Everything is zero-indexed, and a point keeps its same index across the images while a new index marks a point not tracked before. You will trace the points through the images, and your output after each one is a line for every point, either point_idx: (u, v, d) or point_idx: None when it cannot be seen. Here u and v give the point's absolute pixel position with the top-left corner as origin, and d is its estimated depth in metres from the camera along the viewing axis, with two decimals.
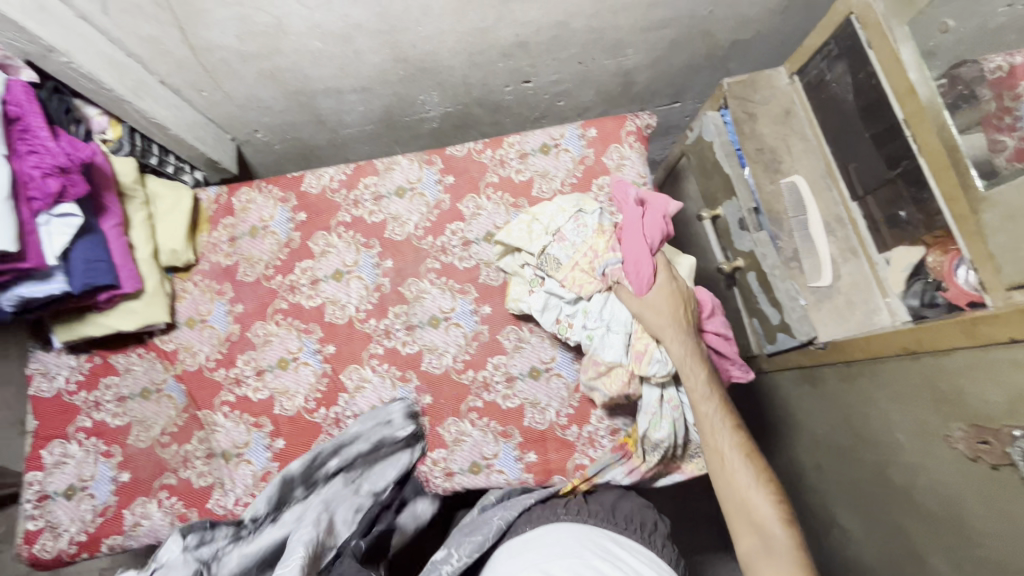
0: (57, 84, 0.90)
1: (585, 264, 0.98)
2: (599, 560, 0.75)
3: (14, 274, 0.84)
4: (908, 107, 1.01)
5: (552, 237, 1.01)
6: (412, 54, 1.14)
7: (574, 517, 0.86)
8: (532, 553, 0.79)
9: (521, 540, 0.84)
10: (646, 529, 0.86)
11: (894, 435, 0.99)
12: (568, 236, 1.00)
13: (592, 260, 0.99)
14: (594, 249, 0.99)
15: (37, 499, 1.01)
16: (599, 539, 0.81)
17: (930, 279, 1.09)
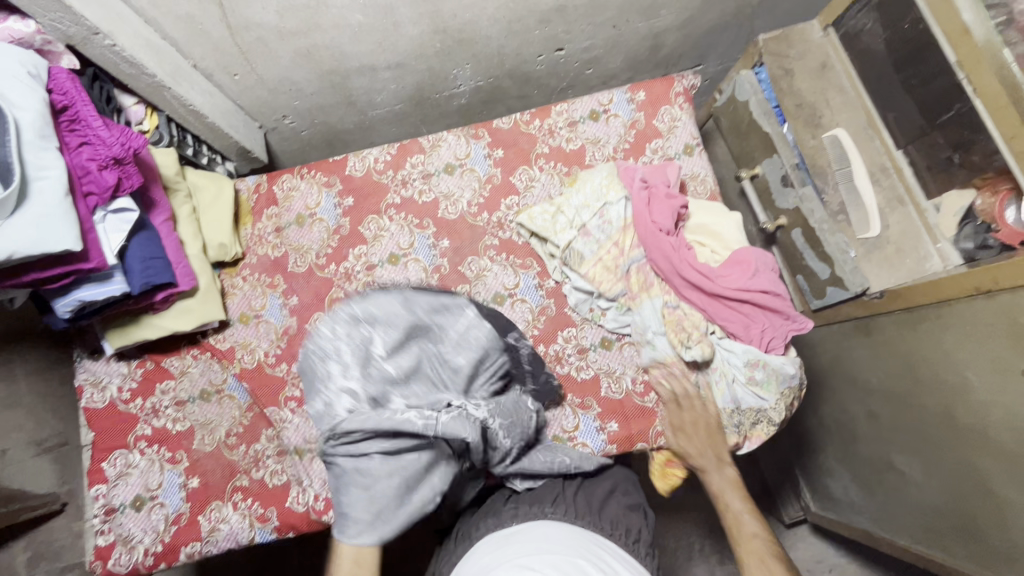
0: (96, 70, 0.85)
1: (608, 261, 1.02)
2: (586, 561, 0.68)
3: (74, 277, 0.79)
4: (961, 48, 1.02)
5: (577, 231, 1.02)
6: (450, 24, 1.10)
7: (564, 517, 0.79)
8: (511, 547, 0.71)
9: (505, 532, 0.77)
10: (631, 539, 0.79)
11: (965, 375, 1.02)
12: (593, 231, 1.02)
13: (617, 256, 1.02)
14: (618, 244, 1.02)
15: (105, 513, 0.97)
16: (585, 541, 0.74)
17: (981, 223, 1.10)
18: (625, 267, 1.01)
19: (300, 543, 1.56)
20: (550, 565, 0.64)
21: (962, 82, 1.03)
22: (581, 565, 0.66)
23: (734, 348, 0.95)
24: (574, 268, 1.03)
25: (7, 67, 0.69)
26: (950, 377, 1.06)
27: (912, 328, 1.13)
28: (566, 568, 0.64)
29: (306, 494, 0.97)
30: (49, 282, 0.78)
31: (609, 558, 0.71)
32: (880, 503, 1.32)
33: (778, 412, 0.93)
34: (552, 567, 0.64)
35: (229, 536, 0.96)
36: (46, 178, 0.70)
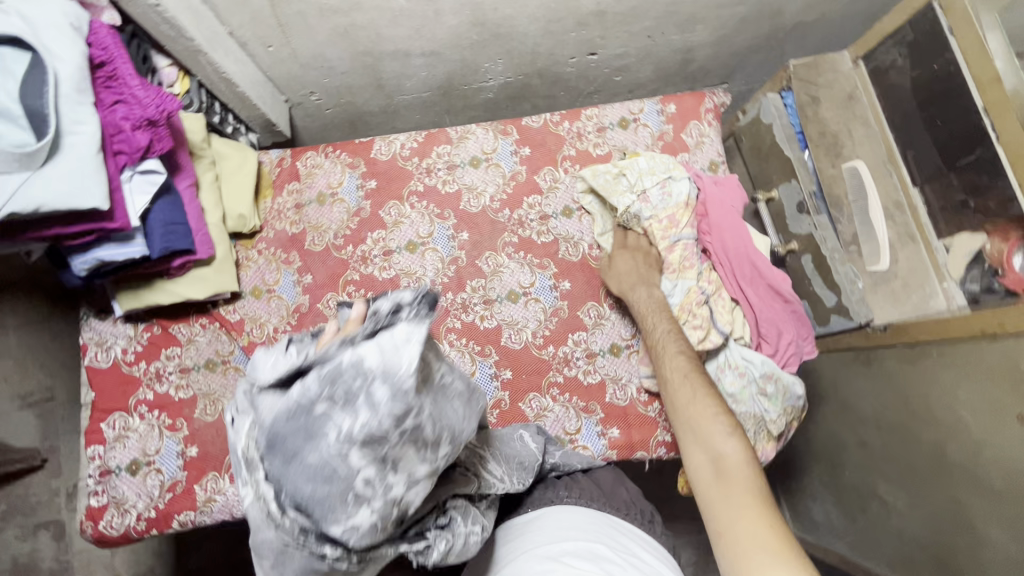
0: (135, 29, 0.86)
1: (658, 230, 1.02)
2: (604, 545, 0.72)
3: (96, 235, 0.78)
4: (990, 95, 1.04)
5: (626, 204, 1.03)
6: (490, 18, 1.10)
7: (578, 501, 0.84)
8: (532, 537, 0.75)
9: (523, 521, 0.81)
10: (645, 518, 0.90)
11: (959, 413, 1.06)
12: (644, 207, 1.03)
13: (668, 228, 1.02)
14: (666, 222, 1.02)
15: (100, 474, 0.96)
16: (601, 523, 0.79)
17: (988, 266, 1.12)
18: (673, 239, 1.02)
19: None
20: (576, 555, 0.68)
21: (987, 127, 1.05)
22: (602, 552, 0.71)
23: (753, 359, 0.98)
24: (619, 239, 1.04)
25: (50, 17, 0.68)
26: (945, 414, 1.09)
27: (912, 363, 1.16)
28: (590, 558, 0.68)
29: None
30: (70, 238, 0.77)
31: (628, 542, 0.76)
32: (861, 530, 1.35)
33: (778, 426, 0.97)
34: (577, 557, 0.68)
35: (224, 507, 0.96)
36: (80, 133, 0.69)
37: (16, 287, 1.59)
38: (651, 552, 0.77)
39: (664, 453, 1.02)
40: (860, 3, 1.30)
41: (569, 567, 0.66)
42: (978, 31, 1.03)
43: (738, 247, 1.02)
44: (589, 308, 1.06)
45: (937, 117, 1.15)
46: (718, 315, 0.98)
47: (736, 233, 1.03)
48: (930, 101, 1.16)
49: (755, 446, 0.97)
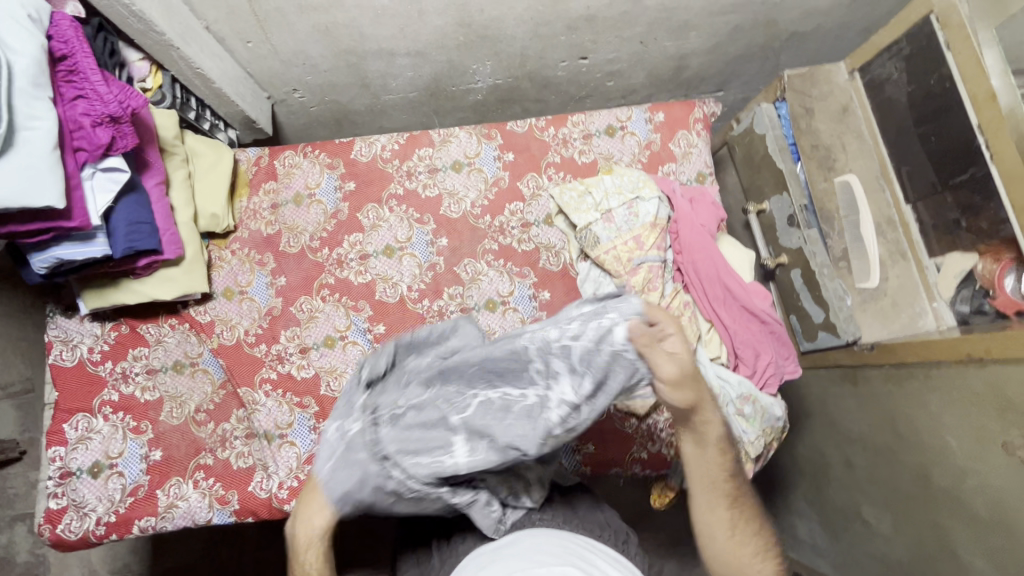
0: (102, 20, 0.82)
1: (622, 253, 0.97)
2: (582, 566, 0.62)
3: (54, 234, 0.75)
4: (985, 113, 1.01)
5: (600, 216, 0.99)
6: (477, 19, 1.07)
7: (551, 521, 0.76)
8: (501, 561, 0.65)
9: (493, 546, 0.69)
10: (618, 541, 0.80)
11: (944, 438, 1.03)
12: (616, 220, 0.98)
13: (633, 250, 0.97)
14: (638, 239, 0.97)
15: (59, 476, 0.94)
16: (578, 546, 0.68)
17: (979, 287, 1.11)
18: (638, 262, 0.96)
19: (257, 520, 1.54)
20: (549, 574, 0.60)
21: (981, 146, 1.03)
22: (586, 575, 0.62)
23: (729, 378, 0.94)
24: (588, 251, 1.00)
25: (6, 8, 0.65)
26: (930, 438, 1.06)
27: (897, 385, 1.13)
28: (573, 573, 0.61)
29: (271, 480, 0.95)
30: (27, 236, 0.74)
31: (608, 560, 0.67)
32: (846, 550, 1.33)
33: (756, 448, 0.94)
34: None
35: (187, 514, 0.93)
36: (36, 128, 0.67)
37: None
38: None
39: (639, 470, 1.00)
40: (858, 14, 1.28)
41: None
42: (976, 47, 1.01)
43: (710, 269, 0.97)
44: None
45: (931, 134, 1.12)
46: None
47: (705, 252, 0.97)
48: (925, 118, 1.13)
49: None
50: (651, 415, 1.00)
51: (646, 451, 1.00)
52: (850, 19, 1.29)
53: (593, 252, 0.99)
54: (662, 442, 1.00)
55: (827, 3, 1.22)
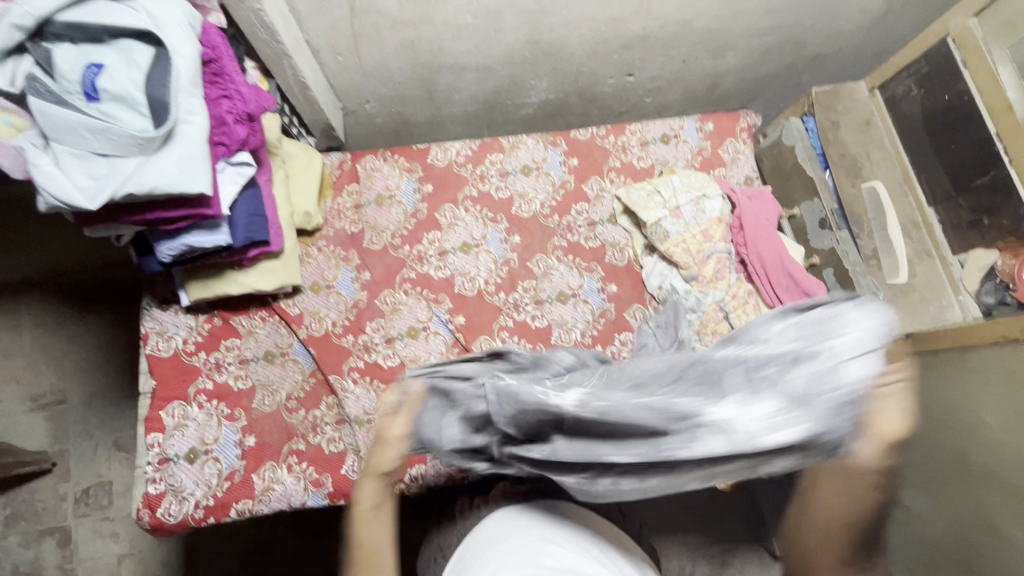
0: (236, 30, 0.92)
1: (691, 246, 1.07)
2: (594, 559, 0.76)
3: (189, 221, 0.82)
4: (1002, 122, 1.13)
5: (669, 212, 1.09)
6: (545, 37, 1.17)
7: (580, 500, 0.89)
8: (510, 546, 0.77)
9: (507, 516, 0.84)
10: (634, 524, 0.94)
11: (982, 417, 1.12)
12: (685, 216, 1.08)
13: (702, 243, 1.08)
14: (706, 233, 1.08)
15: (157, 462, 0.96)
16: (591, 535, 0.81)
17: (1000, 281, 1.21)
18: (707, 253, 1.07)
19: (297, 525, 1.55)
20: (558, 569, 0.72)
21: (999, 152, 1.15)
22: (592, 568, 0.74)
23: None
24: (657, 245, 1.09)
25: (171, 15, 0.72)
26: (968, 419, 1.15)
27: (934, 370, 1.23)
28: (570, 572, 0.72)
29: (363, 463, 1.00)
30: (168, 222, 0.80)
31: (616, 555, 0.78)
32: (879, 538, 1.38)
33: None
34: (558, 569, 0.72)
35: (283, 497, 0.97)
36: (192, 122, 0.73)
37: (38, 289, 1.65)
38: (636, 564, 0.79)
39: None
40: (875, 39, 1.41)
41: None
42: (992, 65, 1.14)
43: (774, 259, 1.04)
44: (635, 310, 1.11)
45: (950, 142, 1.25)
46: None
47: (770, 244, 1.05)
48: (944, 128, 1.25)
49: None
50: None
51: None
52: (868, 43, 1.43)
53: (664, 245, 1.07)
54: None
55: (849, 28, 1.36)
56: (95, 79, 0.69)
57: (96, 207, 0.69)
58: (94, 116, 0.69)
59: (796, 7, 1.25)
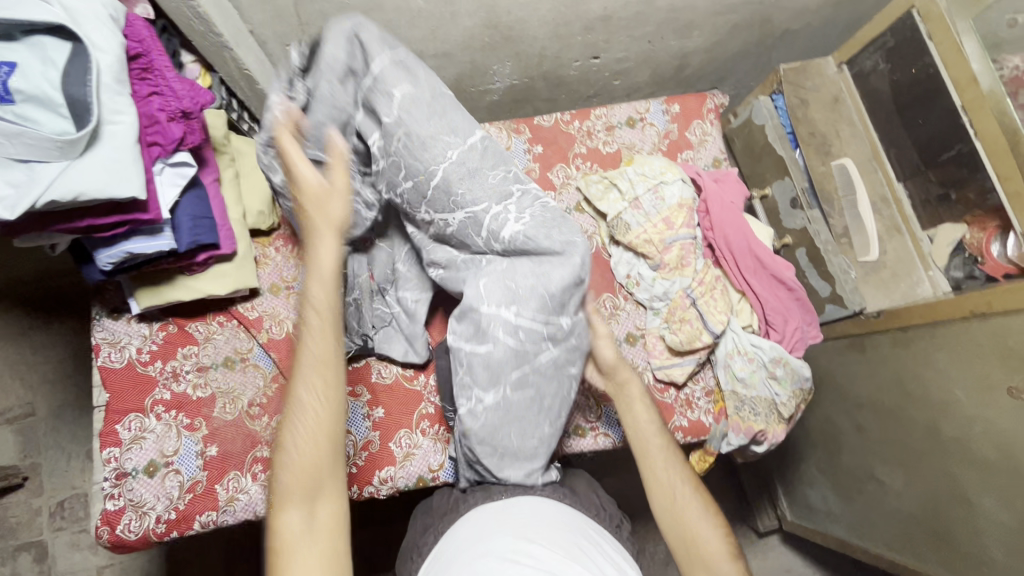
0: (166, 23, 0.92)
1: (654, 235, 1.05)
2: (578, 538, 0.76)
3: (126, 227, 0.78)
4: (967, 94, 1.12)
5: (628, 204, 1.06)
6: (503, 20, 1.13)
7: (550, 492, 0.86)
8: (502, 525, 0.76)
9: (493, 506, 0.83)
10: (611, 525, 0.87)
11: (951, 391, 1.12)
12: (645, 206, 1.05)
13: (664, 231, 1.05)
14: (669, 221, 1.05)
15: (115, 477, 0.93)
16: (573, 516, 0.81)
17: (968, 255, 1.22)
18: (670, 241, 1.04)
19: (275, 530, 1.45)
20: (551, 542, 0.72)
21: (965, 125, 1.13)
22: (584, 549, 0.74)
23: (760, 344, 1.01)
24: (620, 238, 1.06)
25: (91, 8, 0.68)
26: (938, 393, 1.15)
27: (905, 348, 1.22)
28: (563, 545, 0.72)
29: None
30: (101, 230, 0.76)
31: (598, 539, 0.78)
32: (858, 512, 1.40)
33: (788, 408, 1.01)
34: (550, 541, 0.72)
35: (248, 506, 0.95)
36: (120, 122, 0.69)
37: None
38: (619, 549, 0.79)
39: (682, 438, 1.03)
40: (842, 14, 1.39)
41: (551, 557, 0.69)
42: (957, 37, 1.13)
43: (741, 243, 1.04)
44: (605, 299, 1.07)
45: (918, 116, 1.24)
46: (709, 315, 1.01)
47: (737, 227, 1.04)
48: (911, 103, 1.24)
49: (769, 429, 1.01)
50: (688, 383, 1.06)
51: (686, 418, 1.04)
52: (835, 17, 1.40)
53: (625, 238, 1.05)
54: (700, 408, 1.05)
55: (816, 2, 1.33)
56: (5, 79, 0.64)
57: (15, 216, 0.65)
58: (9, 120, 0.64)
59: None
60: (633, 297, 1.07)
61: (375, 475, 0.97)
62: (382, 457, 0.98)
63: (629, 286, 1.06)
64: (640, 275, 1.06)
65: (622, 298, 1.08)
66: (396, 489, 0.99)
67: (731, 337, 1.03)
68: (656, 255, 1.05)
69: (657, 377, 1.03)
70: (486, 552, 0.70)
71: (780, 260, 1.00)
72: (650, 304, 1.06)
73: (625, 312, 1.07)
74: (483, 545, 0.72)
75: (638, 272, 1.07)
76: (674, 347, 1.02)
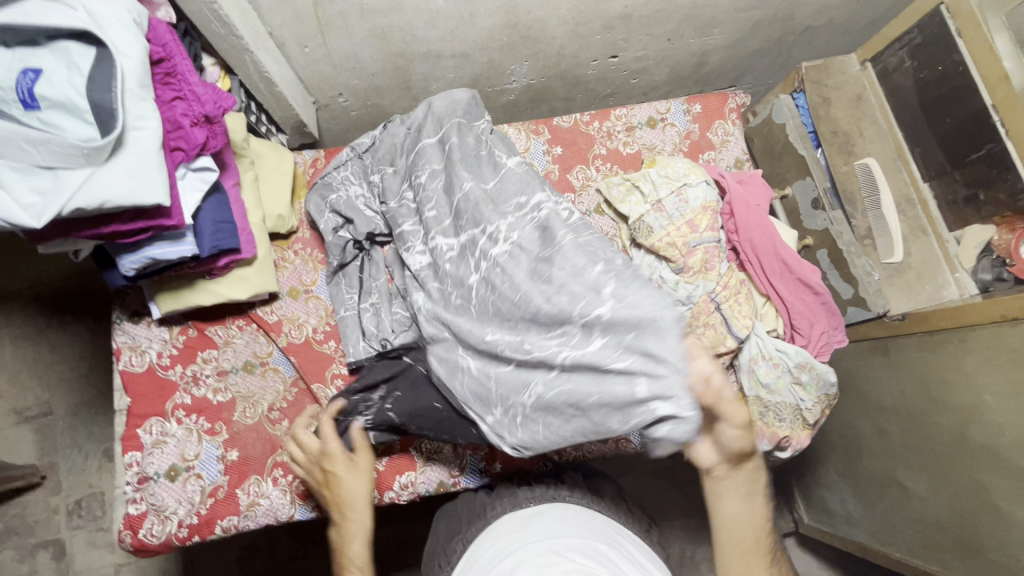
0: (188, 26, 0.89)
1: (677, 238, 1.02)
2: (606, 545, 0.73)
3: (150, 233, 0.77)
4: (999, 93, 1.09)
5: (650, 206, 1.04)
6: (522, 20, 1.12)
7: (581, 500, 0.86)
8: (532, 543, 0.73)
9: (522, 514, 0.82)
10: (643, 528, 0.89)
11: (981, 397, 1.09)
12: (668, 208, 1.03)
13: (688, 234, 1.03)
14: (692, 223, 1.03)
15: (137, 481, 0.93)
16: (601, 524, 0.80)
17: (997, 257, 1.19)
18: (694, 244, 1.02)
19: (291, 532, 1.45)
20: (580, 552, 0.69)
21: (995, 124, 1.11)
22: (614, 559, 0.70)
23: (785, 349, 0.99)
24: (641, 241, 1.05)
25: (115, 13, 0.67)
26: (966, 398, 1.13)
27: (931, 351, 1.20)
28: (594, 555, 0.69)
29: None
30: (124, 236, 0.76)
31: (631, 549, 0.75)
32: (879, 517, 1.38)
33: (813, 414, 0.99)
34: (580, 553, 0.69)
35: (269, 511, 0.94)
36: (143, 128, 0.68)
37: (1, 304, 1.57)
38: (652, 558, 0.77)
39: None
40: (865, 10, 1.36)
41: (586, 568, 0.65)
42: (987, 33, 1.10)
43: (767, 247, 1.02)
44: None
45: (945, 115, 1.21)
46: (733, 319, 1.00)
47: (762, 229, 1.02)
48: (938, 102, 1.22)
49: (793, 435, 1.00)
50: None
51: None
52: (859, 14, 1.37)
53: (648, 241, 1.03)
54: None
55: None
56: (31, 85, 0.63)
57: (41, 224, 0.64)
58: (34, 126, 0.64)
59: None
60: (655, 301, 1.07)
61: (396, 479, 0.99)
62: (403, 462, 1.00)
63: (650, 290, 1.06)
64: (662, 278, 1.04)
65: None
66: (417, 494, 0.99)
67: (755, 342, 1.01)
68: (680, 258, 1.02)
69: None
70: (516, 569, 0.67)
71: (807, 264, 0.98)
72: None
73: None
74: (513, 563, 0.69)
75: (660, 275, 1.05)
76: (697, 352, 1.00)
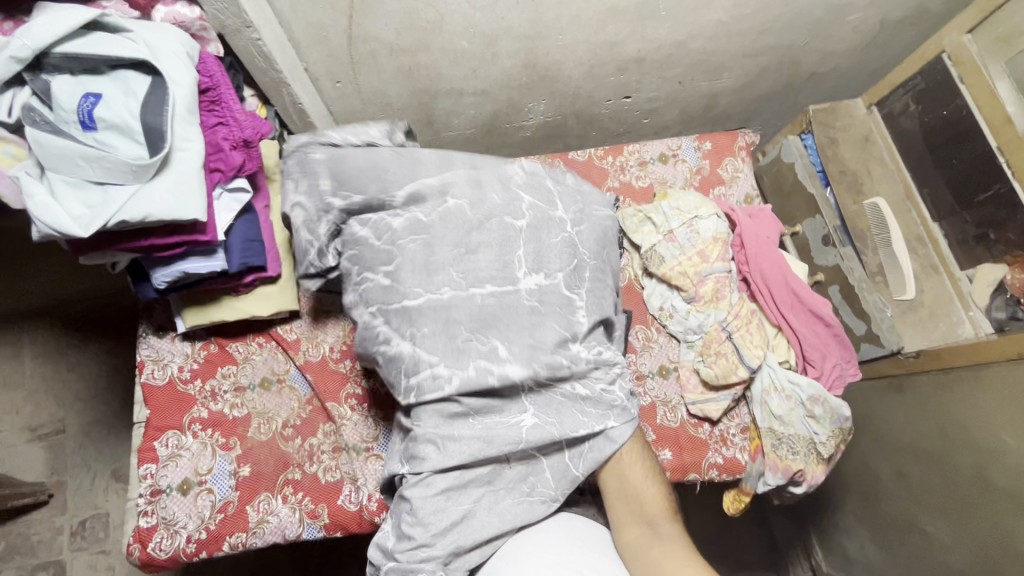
0: (232, 59, 0.97)
1: (688, 267, 1.06)
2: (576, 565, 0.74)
3: (184, 247, 0.82)
4: (1002, 134, 1.13)
5: (662, 237, 1.08)
6: (541, 61, 1.18)
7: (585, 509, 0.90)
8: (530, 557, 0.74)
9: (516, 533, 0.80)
10: None
11: (999, 436, 1.08)
12: (679, 239, 1.07)
13: (699, 263, 1.06)
14: (704, 254, 1.06)
15: (150, 494, 0.94)
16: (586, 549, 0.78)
17: (1011, 296, 1.16)
18: (705, 274, 1.05)
19: (292, 559, 1.42)
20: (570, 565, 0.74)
21: (1001, 165, 1.14)
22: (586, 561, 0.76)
23: (799, 381, 0.99)
24: (652, 270, 1.08)
25: (171, 46, 0.74)
26: (985, 438, 1.11)
27: (949, 391, 1.18)
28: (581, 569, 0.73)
29: (359, 493, 0.97)
30: (161, 249, 0.80)
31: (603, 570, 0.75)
32: (900, 565, 1.33)
33: (828, 448, 0.97)
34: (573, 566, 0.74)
35: (277, 529, 0.94)
36: (188, 149, 0.73)
37: (27, 324, 1.63)
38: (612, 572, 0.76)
39: (716, 476, 1.00)
40: (869, 58, 1.42)
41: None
42: (989, 80, 1.15)
43: (778, 278, 1.04)
44: (637, 331, 1.08)
45: (951, 156, 1.24)
46: (745, 349, 1.00)
47: (772, 261, 1.05)
48: (943, 143, 1.25)
49: (809, 470, 0.97)
50: (723, 419, 1.04)
51: (721, 455, 1.01)
52: (863, 62, 1.43)
53: (659, 270, 1.07)
54: (735, 445, 1.02)
55: (844, 47, 1.36)
56: (91, 109, 0.70)
57: (88, 234, 0.69)
58: (90, 145, 0.69)
59: (790, 28, 1.25)
60: (666, 329, 1.08)
61: None
62: None
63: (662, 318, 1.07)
64: (674, 308, 1.07)
65: (654, 330, 1.08)
66: None
67: (767, 373, 1.01)
68: (693, 288, 1.06)
69: (691, 412, 1.02)
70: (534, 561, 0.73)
71: (816, 295, 0.99)
72: (684, 336, 1.06)
73: (657, 345, 1.08)
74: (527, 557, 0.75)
75: (671, 304, 1.08)
76: (710, 382, 1.01)
